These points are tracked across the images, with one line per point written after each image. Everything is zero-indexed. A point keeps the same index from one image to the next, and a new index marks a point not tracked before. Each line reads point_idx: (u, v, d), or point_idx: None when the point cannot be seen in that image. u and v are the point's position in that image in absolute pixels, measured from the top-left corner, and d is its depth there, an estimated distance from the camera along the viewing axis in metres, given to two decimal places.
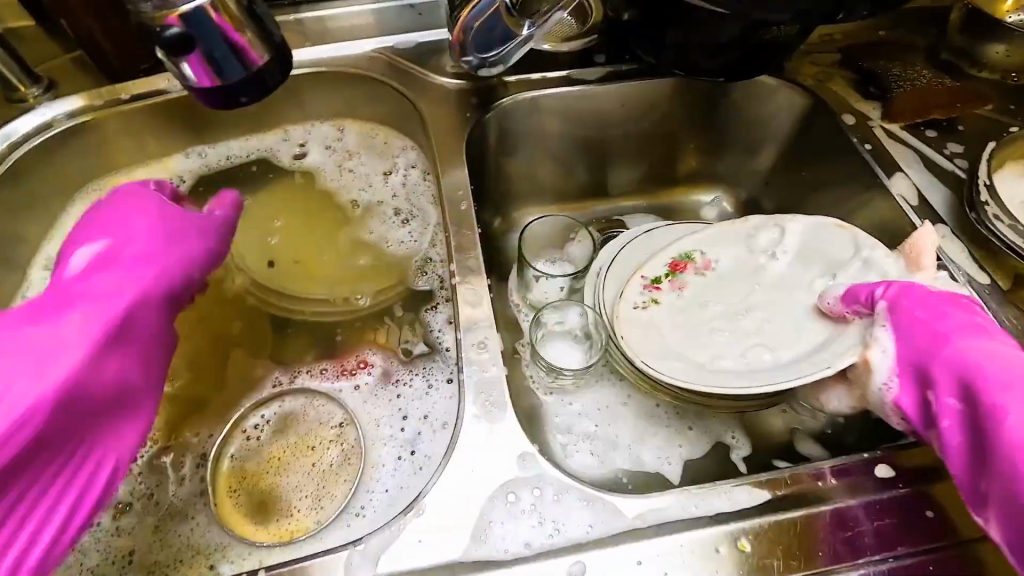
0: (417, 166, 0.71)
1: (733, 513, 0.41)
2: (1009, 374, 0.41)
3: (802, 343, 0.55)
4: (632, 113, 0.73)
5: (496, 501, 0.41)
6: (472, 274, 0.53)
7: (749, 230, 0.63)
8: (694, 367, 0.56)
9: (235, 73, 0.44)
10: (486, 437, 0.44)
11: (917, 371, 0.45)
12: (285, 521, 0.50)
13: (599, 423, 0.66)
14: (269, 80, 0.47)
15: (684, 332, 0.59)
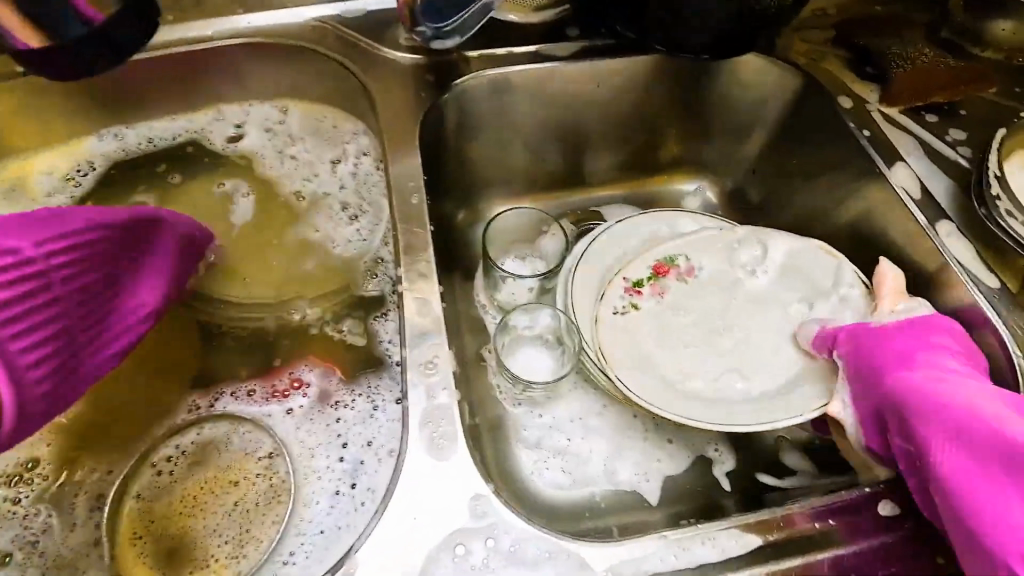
0: (369, 153, 0.62)
1: (716, 566, 0.35)
2: (971, 407, 0.38)
3: (772, 373, 0.55)
4: (609, 93, 0.66)
5: (443, 553, 0.35)
6: (421, 279, 0.46)
7: (733, 242, 0.62)
8: (663, 382, 0.55)
9: (73, 30, 0.40)
10: (432, 476, 0.37)
11: (875, 409, 0.43)
12: (202, 571, 0.44)
13: (571, 438, 0.60)
14: (118, 38, 0.42)
15: (661, 341, 0.58)
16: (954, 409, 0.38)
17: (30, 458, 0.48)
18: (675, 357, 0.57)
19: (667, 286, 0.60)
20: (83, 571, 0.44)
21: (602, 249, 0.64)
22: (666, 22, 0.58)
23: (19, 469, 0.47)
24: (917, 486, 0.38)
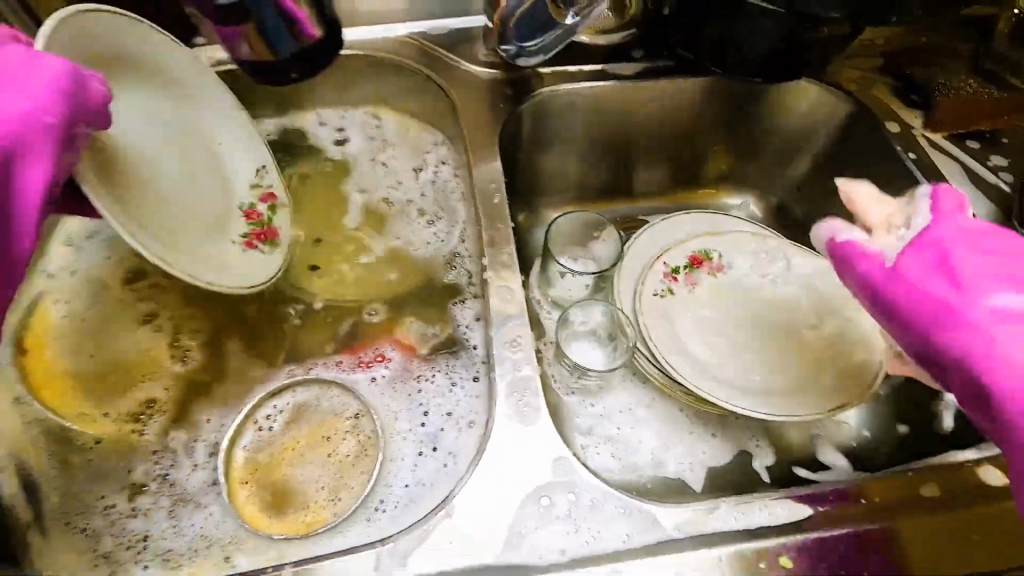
0: (448, 161, 0.69)
1: (773, 529, 0.39)
2: (1003, 351, 0.36)
3: (793, 368, 0.63)
4: (666, 110, 0.72)
5: (528, 502, 0.40)
6: (503, 268, 0.52)
7: (760, 250, 0.70)
8: (694, 363, 0.63)
9: (286, 48, 0.44)
10: (517, 439, 0.43)
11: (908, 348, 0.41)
12: (301, 513, 0.50)
13: (620, 426, 0.65)
14: (315, 58, 0.46)
15: (695, 326, 0.66)
16: (984, 359, 0.36)
17: (152, 408, 0.54)
18: (705, 342, 0.65)
19: (700, 278, 0.69)
20: (200, 507, 0.51)
21: (644, 246, 0.71)
22: (724, 47, 0.63)
23: (142, 418, 0.54)
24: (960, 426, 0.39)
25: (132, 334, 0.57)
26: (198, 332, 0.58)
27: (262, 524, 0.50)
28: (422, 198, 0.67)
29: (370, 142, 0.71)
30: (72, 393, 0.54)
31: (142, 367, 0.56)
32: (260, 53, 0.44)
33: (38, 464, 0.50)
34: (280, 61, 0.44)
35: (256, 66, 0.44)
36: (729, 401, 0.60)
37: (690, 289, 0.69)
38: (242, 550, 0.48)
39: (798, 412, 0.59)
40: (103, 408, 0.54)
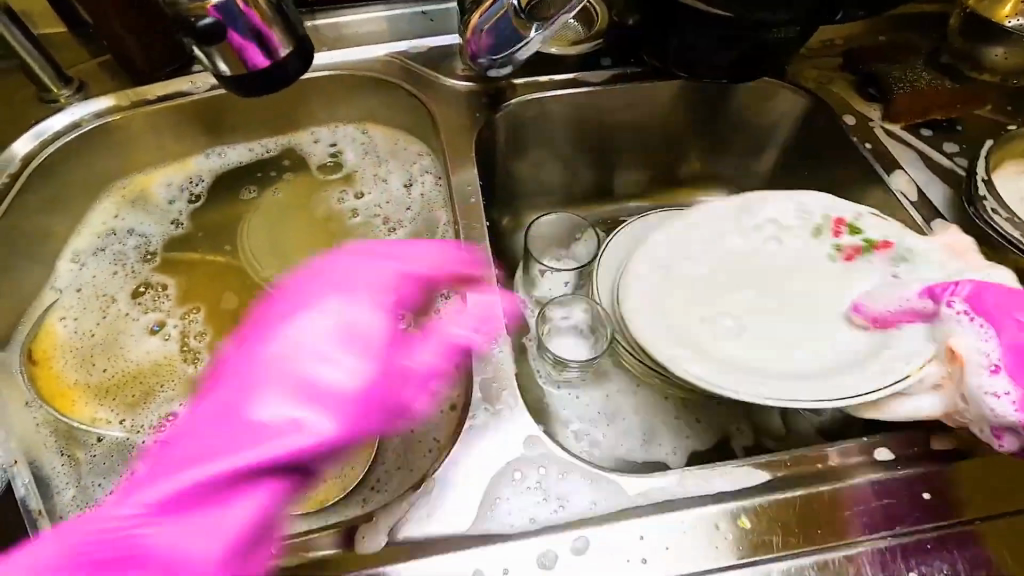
0: (431, 171, 0.73)
1: (734, 492, 0.41)
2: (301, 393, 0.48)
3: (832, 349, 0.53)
4: (636, 115, 0.76)
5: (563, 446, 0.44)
6: (478, 265, 0.55)
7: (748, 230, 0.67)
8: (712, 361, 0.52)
9: (258, 61, 0.44)
10: (484, 428, 0.44)
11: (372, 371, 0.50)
12: (312, 491, 0.53)
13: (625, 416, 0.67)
14: (285, 74, 0.46)
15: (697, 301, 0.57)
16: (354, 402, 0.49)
17: (163, 412, 0.58)
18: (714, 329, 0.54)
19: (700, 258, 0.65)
20: None
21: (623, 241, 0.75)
22: (683, 54, 0.68)
23: (150, 420, 0.58)
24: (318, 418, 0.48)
25: (140, 341, 0.62)
26: (202, 334, 0.63)
27: None
28: (409, 215, 0.71)
29: (364, 155, 0.76)
30: (86, 400, 0.59)
31: (151, 372, 0.60)
32: (235, 66, 0.43)
33: (47, 460, 0.54)
34: (255, 76, 0.44)
35: (235, 79, 0.44)
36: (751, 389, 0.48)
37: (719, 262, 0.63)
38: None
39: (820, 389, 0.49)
40: (109, 411, 0.58)
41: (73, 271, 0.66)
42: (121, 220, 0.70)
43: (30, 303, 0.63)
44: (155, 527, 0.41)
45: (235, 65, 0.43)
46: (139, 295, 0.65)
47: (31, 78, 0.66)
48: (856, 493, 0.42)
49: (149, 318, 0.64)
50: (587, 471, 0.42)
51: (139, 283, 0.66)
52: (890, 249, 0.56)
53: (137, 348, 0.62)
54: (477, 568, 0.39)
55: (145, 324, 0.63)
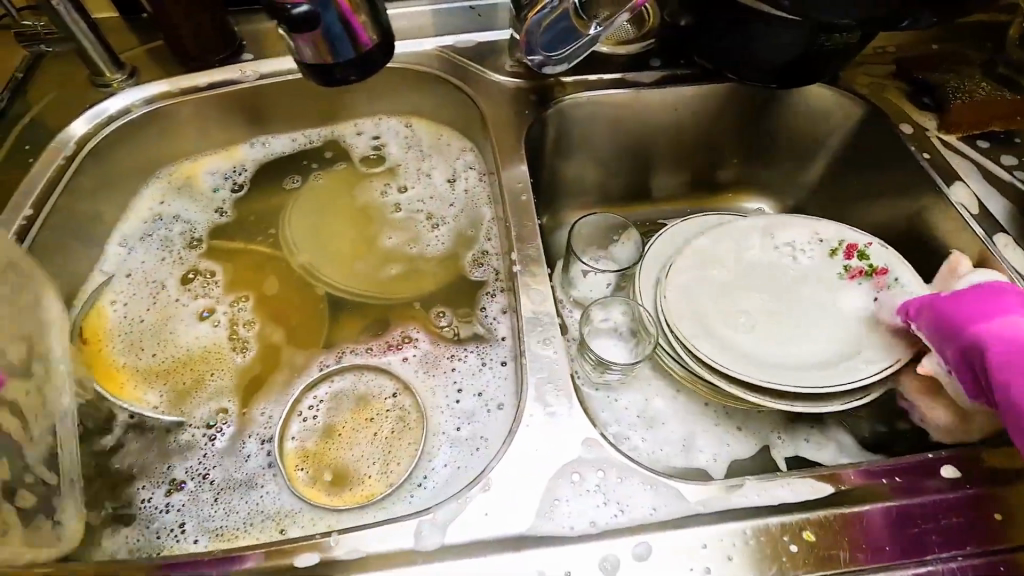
0: (475, 167, 0.73)
1: (796, 504, 0.40)
2: None
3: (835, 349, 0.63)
4: (683, 118, 0.75)
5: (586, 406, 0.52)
6: (531, 263, 0.54)
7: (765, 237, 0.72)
8: (730, 352, 0.63)
9: (344, 52, 0.39)
10: (542, 428, 0.44)
11: None
12: (358, 487, 0.53)
13: (665, 420, 0.66)
14: (372, 61, 0.40)
15: (717, 306, 0.67)
16: None
17: (214, 400, 0.58)
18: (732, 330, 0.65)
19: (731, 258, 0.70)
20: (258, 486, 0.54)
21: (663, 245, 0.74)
22: (738, 58, 0.66)
23: (196, 408, 0.58)
24: None
25: (187, 327, 0.62)
26: (249, 323, 0.63)
27: (321, 498, 0.52)
28: (454, 211, 0.71)
29: (408, 148, 0.76)
30: (133, 384, 0.59)
31: (200, 360, 0.60)
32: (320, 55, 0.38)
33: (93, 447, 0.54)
34: (340, 66, 0.39)
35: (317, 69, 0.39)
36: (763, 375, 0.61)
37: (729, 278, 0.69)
38: (297, 523, 0.51)
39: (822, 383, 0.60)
40: (158, 397, 0.58)
41: (121, 255, 0.66)
42: (168, 206, 0.70)
43: (78, 286, 0.63)
44: None
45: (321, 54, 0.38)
46: (187, 282, 0.66)
47: (86, 62, 0.66)
48: (921, 511, 0.41)
49: (198, 303, 0.64)
50: (646, 476, 0.42)
51: (188, 269, 0.66)
52: (886, 277, 0.67)
53: (184, 334, 0.62)
54: (538, 570, 0.38)
55: (195, 310, 0.64)
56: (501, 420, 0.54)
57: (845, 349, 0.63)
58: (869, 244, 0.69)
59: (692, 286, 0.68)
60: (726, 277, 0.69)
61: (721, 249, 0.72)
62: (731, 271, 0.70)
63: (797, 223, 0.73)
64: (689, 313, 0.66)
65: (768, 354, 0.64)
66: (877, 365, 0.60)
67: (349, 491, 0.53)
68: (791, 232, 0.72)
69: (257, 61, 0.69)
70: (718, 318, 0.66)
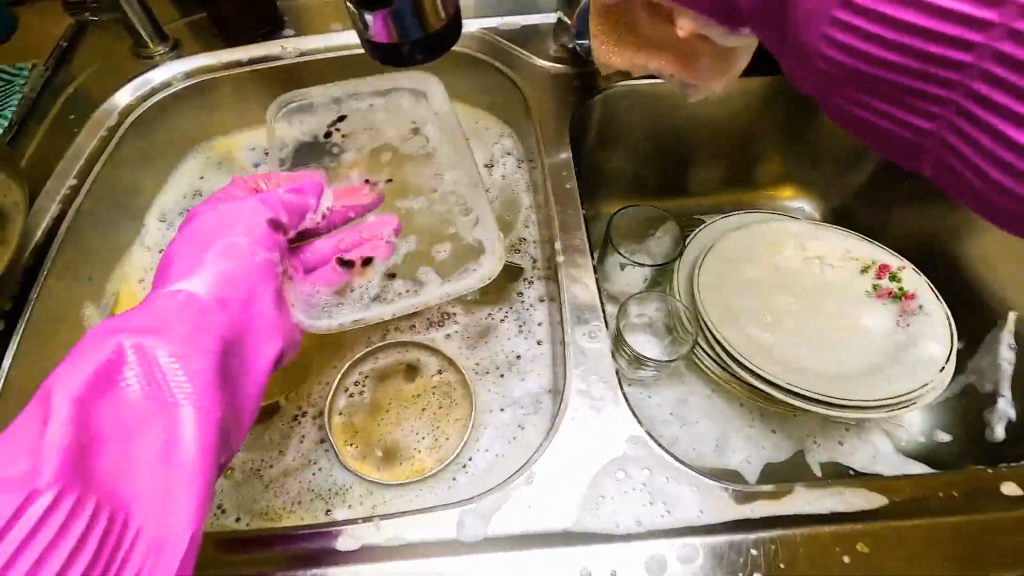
0: (515, 154, 0.72)
1: (851, 514, 0.39)
2: (171, 318, 0.44)
3: (869, 359, 0.63)
4: (731, 110, 0.73)
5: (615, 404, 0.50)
6: (576, 254, 0.53)
7: (803, 239, 0.71)
8: (763, 356, 0.63)
9: (413, 28, 0.35)
10: (588, 422, 0.43)
11: (192, 333, 0.43)
12: (406, 462, 0.53)
13: (699, 419, 0.65)
14: (440, 45, 0.36)
15: (750, 307, 0.67)
16: (168, 327, 0.43)
17: None
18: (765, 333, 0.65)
19: (766, 259, 0.70)
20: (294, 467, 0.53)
21: (706, 237, 0.72)
22: None
23: None
24: (187, 305, 0.45)
25: None
26: None
27: (371, 473, 0.52)
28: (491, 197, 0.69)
29: None
30: None
31: None
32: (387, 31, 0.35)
33: None
34: (407, 46, 0.35)
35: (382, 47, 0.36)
36: (795, 380, 0.61)
37: (763, 280, 0.69)
38: (345, 502, 0.50)
39: (854, 393, 0.60)
40: None
41: (159, 229, 0.66)
42: (205, 181, 0.70)
43: (117, 258, 0.63)
44: (213, 253, 0.49)
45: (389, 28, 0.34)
46: None
47: (129, 32, 0.66)
48: (980, 527, 0.39)
49: None
50: (695, 478, 0.41)
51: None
52: (913, 302, 0.65)
53: None
54: (584, 566, 0.38)
55: None
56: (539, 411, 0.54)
57: (874, 365, 0.62)
58: (902, 267, 0.68)
59: (725, 288, 0.68)
60: (762, 278, 0.69)
61: (760, 248, 0.71)
62: (760, 277, 0.69)
63: (831, 236, 0.71)
64: (724, 314, 0.66)
65: (800, 360, 0.63)
66: (909, 386, 0.59)
67: (393, 469, 0.52)
68: (823, 244, 0.71)
69: (298, 38, 0.68)
70: (750, 320, 0.66)
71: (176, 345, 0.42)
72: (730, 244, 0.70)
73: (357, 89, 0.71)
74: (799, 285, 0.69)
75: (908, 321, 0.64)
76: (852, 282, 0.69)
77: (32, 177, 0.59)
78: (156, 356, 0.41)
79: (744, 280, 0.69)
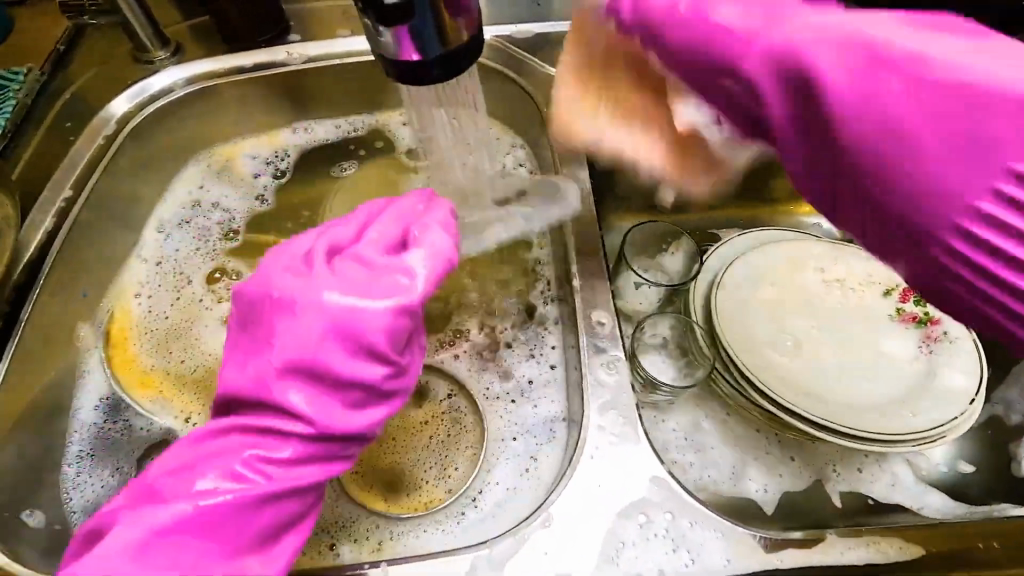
0: (526, 166, 0.69)
1: (883, 565, 0.38)
2: (304, 342, 0.39)
3: (895, 387, 0.60)
4: None
5: None
6: (593, 278, 0.51)
7: (823, 260, 0.69)
8: (786, 384, 0.61)
9: (431, 43, 0.32)
10: (608, 462, 0.41)
11: (304, 371, 0.39)
12: (415, 493, 0.51)
13: (714, 445, 0.63)
14: (461, 61, 0.34)
15: (769, 332, 0.65)
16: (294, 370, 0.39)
17: None
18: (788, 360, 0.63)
19: (788, 281, 0.68)
20: None
21: (722, 257, 0.70)
22: None
23: None
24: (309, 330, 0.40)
25: (215, 330, 0.60)
26: None
27: (379, 504, 0.50)
28: None
29: None
30: (163, 389, 0.57)
31: None
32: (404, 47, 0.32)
33: (121, 460, 0.54)
34: (426, 63, 0.33)
35: (399, 63, 0.33)
36: (821, 412, 0.58)
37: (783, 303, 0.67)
38: (349, 537, 0.48)
39: (880, 424, 0.57)
40: (184, 408, 0.56)
41: (158, 241, 0.64)
42: (206, 191, 0.67)
43: (115, 272, 0.61)
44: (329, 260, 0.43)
45: (406, 44, 0.32)
46: (215, 280, 0.63)
47: (129, 36, 0.63)
48: None
49: (223, 307, 0.61)
50: (721, 524, 0.39)
51: (216, 267, 0.64)
52: (939, 328, 0.63)
53: (211, 338, 0.60)
54: None
55: (222, 313, 0.61)
56: (551, 441, 0.52)
57: (900, 394, 0.60)
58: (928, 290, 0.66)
59: (745, 312, 0.65)
60: (782, 300, 0.67)
61: (780, 270, 0.69)
62: (780, 299, 0.67)
63: (852, 259, 0.69)
64: (744, 338, 0.63)
65: (824, 389, 0.61)
66: (938, 419, 0.57)
67: (400, 499, 0.50)
68: (844, 267, 0.69)
69: (304, 43, 0.65)
70: (771, 347, 0.63)
71: (305, 390, 0.39)
72: (750, 266, 0.68)
73: (363, 96, 0.68)
74: (822, 309, 0.66)
75: (934, 350, 0.62)
76: (874, 305, 0.67)
77: (27, 187, 0.57)
78: (288, 398, 0.39)
79: (766, 304, 0.66)
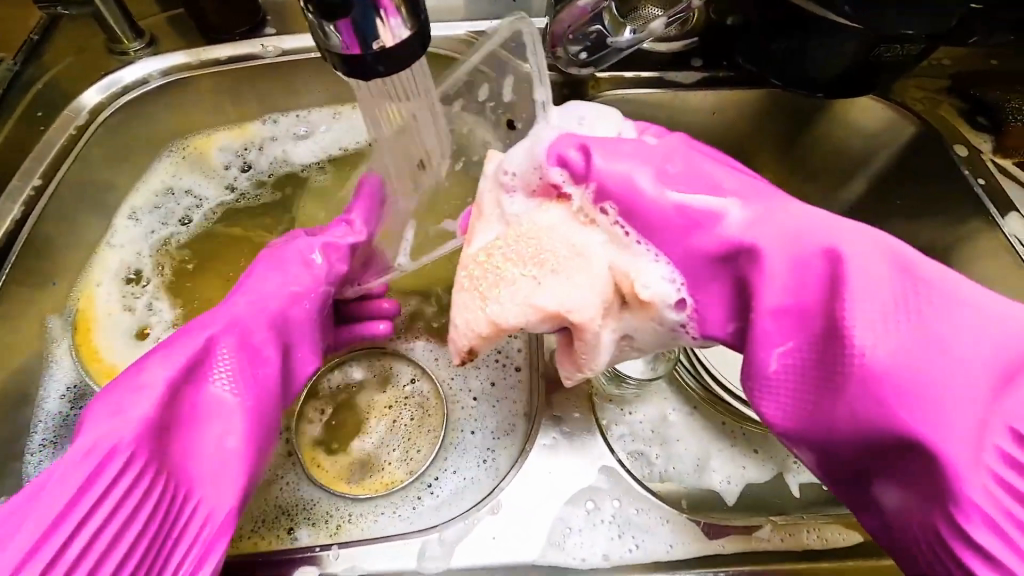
0: None
1: (822, 550, 0.39)
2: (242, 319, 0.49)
3: None
4: (720, 122, 0.71)
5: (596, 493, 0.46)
6: None
7: None
8: None
9: (375, 39, 0.33)
10: (560, 451, 0.42)
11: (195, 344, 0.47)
12: (377, 475, 0.52)
13: (679, 437, 0.64)
14: (407, 54, 0.35)
15: None
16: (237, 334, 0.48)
17: None
18: None
19: None
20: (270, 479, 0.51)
21: None
22: (784, 61, 0.62)
23: None
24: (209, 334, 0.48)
25: (126, 345, 0.60)
26: None
27: (339, 488, 0.51)
28: None
29: None
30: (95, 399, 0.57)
31: None
32: (348, 42, 0.33)
33: None
34: (371, 58, 0.34)
35: (345, 58, 0.34)
36: None
37: None
38: (307, 520, 0.49)
39: None
40: None
41: (129, 228, 0.65)
42: (178, 179, 0.68)
43: (87, 259, 0.62)
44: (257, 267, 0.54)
45: (350, 38, 0.33)
46: (135, 284, 0.63)
47: (103, 27, 0.63)
48: None
49: (135, 319, 0.61)
50: (668, 512, 0.40)
51: (132, 272, 0.63)
52: None
53: (119, 353, 0.59)
54: None
55: (131, 328, 0.60)
56: (513, 430, 0.53)
57: None
58: None
59: None
60: None
61: None
62: None
63: None
64: None
65: None
66: None
67: (362, 482, 0.51)
68: None
69: (280, 36, 0.64)
70: None
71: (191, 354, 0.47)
72: None
73: (338, 89, 0.69)
74: None
75: None
76: None
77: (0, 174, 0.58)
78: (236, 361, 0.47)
79: None
